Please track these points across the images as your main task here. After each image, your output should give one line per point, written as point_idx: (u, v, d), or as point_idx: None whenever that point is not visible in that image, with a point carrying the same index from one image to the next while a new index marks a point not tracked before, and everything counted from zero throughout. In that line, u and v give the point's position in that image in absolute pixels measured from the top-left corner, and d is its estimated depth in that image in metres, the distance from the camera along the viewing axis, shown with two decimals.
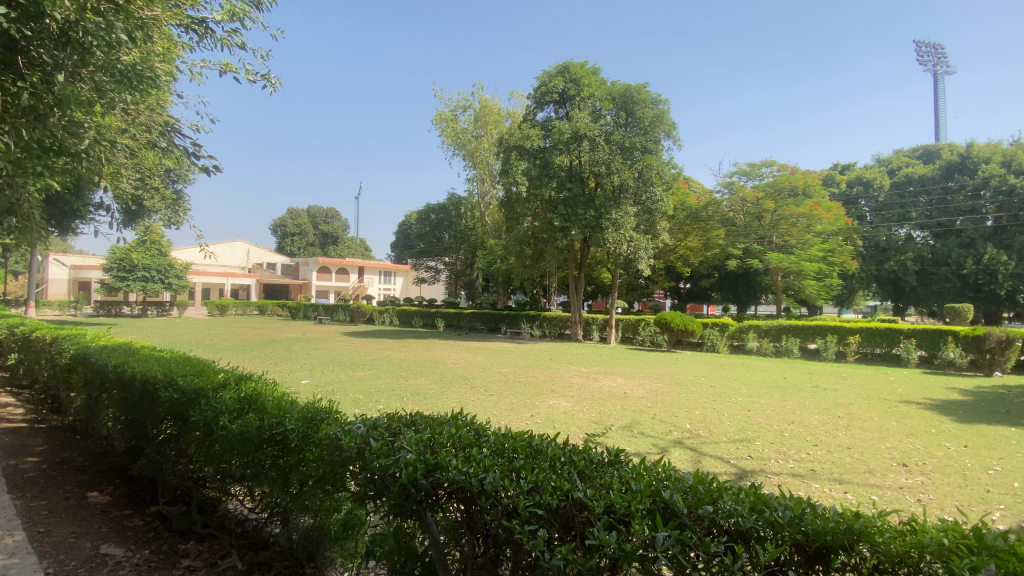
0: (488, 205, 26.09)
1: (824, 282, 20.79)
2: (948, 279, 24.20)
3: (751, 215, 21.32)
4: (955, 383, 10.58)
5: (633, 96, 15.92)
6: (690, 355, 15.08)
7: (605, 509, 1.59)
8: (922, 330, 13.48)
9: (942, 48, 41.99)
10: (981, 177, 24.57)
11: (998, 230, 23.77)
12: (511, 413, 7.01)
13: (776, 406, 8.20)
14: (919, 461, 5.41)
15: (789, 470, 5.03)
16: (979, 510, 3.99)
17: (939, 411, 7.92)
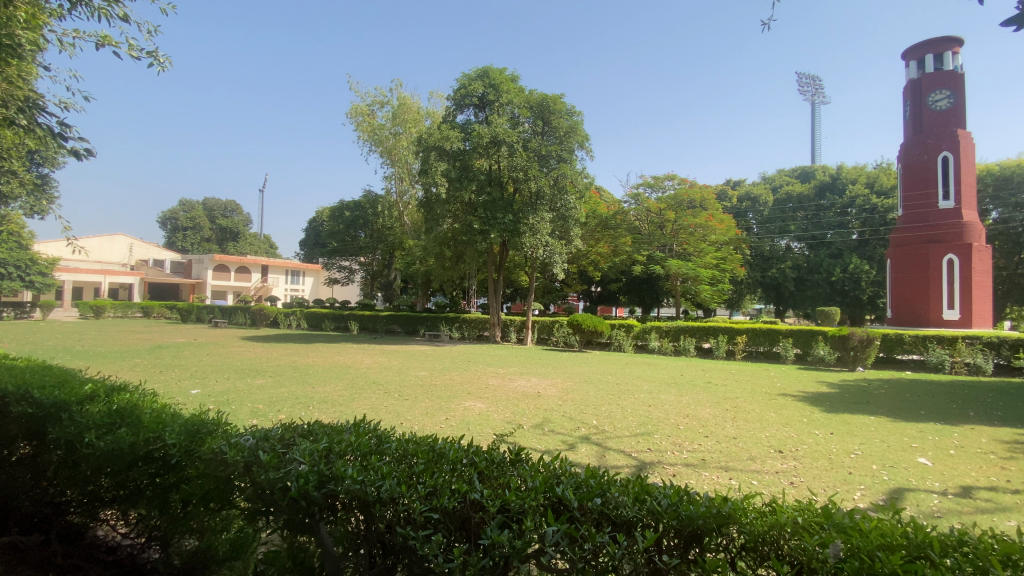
0: (406, 204, 25.54)
1: (717, 286, 22.69)
2: (819, 285, 27.49)
3: (655, 225, 22.86)
4: (822, 377, 12.04)
5: (550, 106, 16.37)
6: (601, 355, 15.80)
7: (499, 509, 1.63)
8: (799, 330, 15.18)
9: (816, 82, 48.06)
10: (849, 197, 28.37)
11: (862, 242, 27.78)
12: (424, 417, 6.91)
13: (674, 401, 8.84)
14: (792, 447, 6.10)
15: (683, 461, 5.44)
16: (836, 489, 4.58)
17: (809, 402, 8.97)
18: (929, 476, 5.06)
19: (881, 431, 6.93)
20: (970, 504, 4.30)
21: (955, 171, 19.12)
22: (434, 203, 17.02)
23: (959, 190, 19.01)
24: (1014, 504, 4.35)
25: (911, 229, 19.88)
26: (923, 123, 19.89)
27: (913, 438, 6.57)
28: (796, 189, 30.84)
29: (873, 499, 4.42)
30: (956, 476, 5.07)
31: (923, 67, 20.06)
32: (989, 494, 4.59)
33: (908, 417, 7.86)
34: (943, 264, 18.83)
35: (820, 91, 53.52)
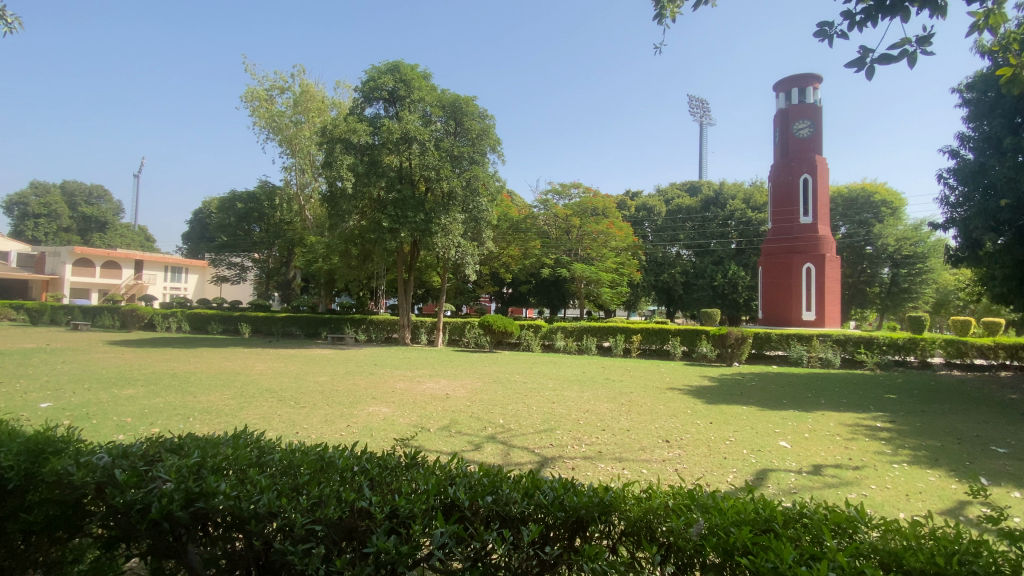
0: (308, 198, 24.06)
1: (617, 289, 24.04)
2: (704, 289, 30.14)
3: (562, 230, 23.74)
4: (706, 372, 13.28)
5: (463, 107, 16.34)
6: (509, 355, 16.07)
7: (387, 515, 1.62)
8: (686, 330, 16.62)
9: (704, 106, 53.17)
10: (729, 211, 31.52)
11: (739, 252, 30.99)
12: (323, 425, 6.56)
13: (576, 397, 9.24)
14: (678, 436, 6.66)
15: (582, 454, 5.71)
16: (714, 473, 5.08)
17: (694, 395, 9.84)
18: (788, 457, 5.78)
19: (752, 419, 7.79)
20: (819, 480, 4.98)
21: (814, 191, 22.01)
22: (339, 197, 16.03)
23: (817, 208, 21.90)
24: (852, 477, 5.11)
25: (779, 241, 22.50)
26: (790, 148, 22.66)
27: (777, 424, 7.47)
28: (686, 201, 33.70)
29: (743, 480, 4.96)
30: (809, 456, 5.85)
31: (791, 99, 22.90)
32: (833, 470, 5.35)
33: (774, 406, 8.93)
34: (803, 272, 21.62)
35: (707, 114, 58.95)
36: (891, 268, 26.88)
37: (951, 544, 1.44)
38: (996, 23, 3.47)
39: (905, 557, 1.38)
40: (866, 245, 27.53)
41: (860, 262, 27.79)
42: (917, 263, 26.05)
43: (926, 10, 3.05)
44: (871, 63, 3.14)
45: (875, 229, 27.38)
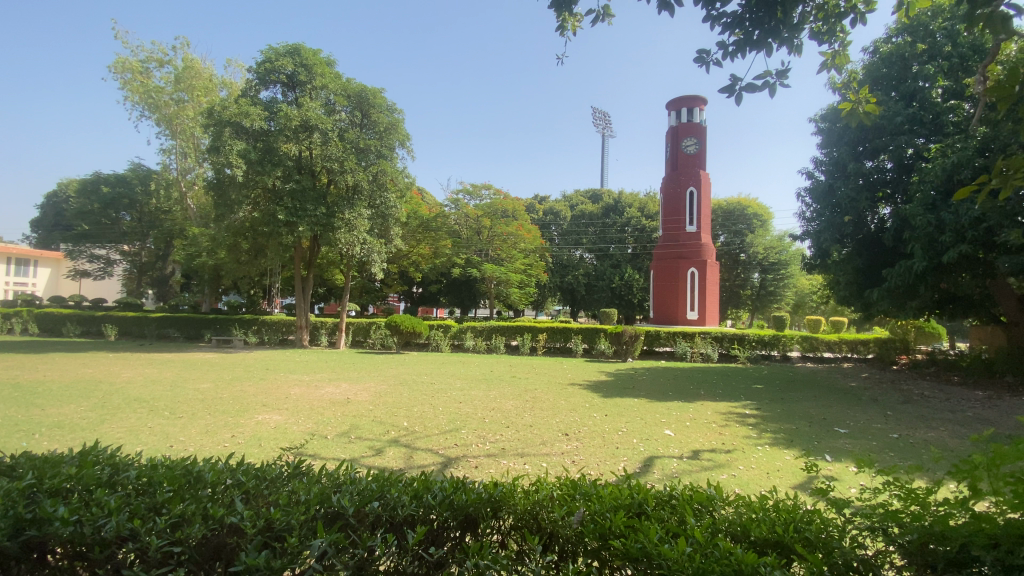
0: (191, 185, 21.69)
1: (524, 289, 24.57)
2: (604, 290, 31.89)
3: (472, 230, 23.75)
4: (604, 368, 14.06)
5: (369, 98, 15.68)
6: (416, 356, 15.76)
7: (259, 529, 1.55)
8: (587, 329, 17.53)
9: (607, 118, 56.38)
10: (627, 218, 33.66)
11: (636, 256, 33.18)
12: (205, 436, 5.96)
13: (482, 396, 9.32)
14: (577, 430, 6.97)
15: (485, 452, 5.77)
16: (608, 463, 5.39)
17: (592, 390, 10.38)
18: (672, 444, 6.31)
19: (643, 411, 8.40)
20: (697, 464, 5.50)
21: (698, 203, 24.18)
22: (228, 185, 14.55)
23: (701, 218, 24.08)
24: (724, 459, 5.71)
25: (669, 247, 24.42)
26: (679, 162, 24.65)
27: (664, 414, 8.12)
28: (590, 207, 35.40)
29: (633, 467, 5.34)
30: (690, 442, 6.44)
31: (680, 117, 24.98)
32: (710, 454, 5.93)
33: (662, 398, 9.71)
34: (689, 275, 23.68)
35: (609, 126, 62.63)
36: (760, 273, 30.43)
37: (789, 513, 1.65)
38: (840, 63, 4.08)
39: (752, 529, 1.56)
40: (741, 252, 30.89)
41: (736, 268, 31.15)
42: (781, 269, 29.75)
43: (784, 47, 3.50)
44: (740, 90, 3.54)
45: (747, 238, 30.84)
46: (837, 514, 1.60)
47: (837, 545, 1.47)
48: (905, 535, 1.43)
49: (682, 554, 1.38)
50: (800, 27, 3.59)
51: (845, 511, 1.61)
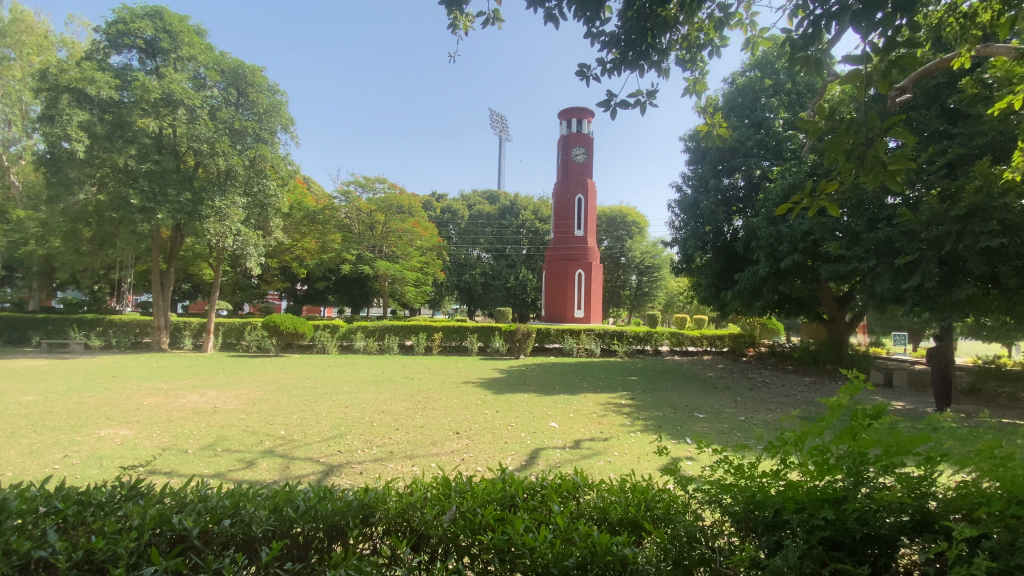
0: (13, 159, 18.03)
1: (419, 288, 24.10)
2: (499, 290, 32.43)
3: (364, 225, 22.71)
4: (496, 365, 14.28)
5: (247, 76, 14.22)
6: (299, 358, 14.69)
7: (75, 562, 1.42)
8: (480, 327, 17.71)
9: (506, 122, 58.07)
10: (521, 220, 34.58)
11: (530, 257, 34.16)
12: (26, 459, 4.99)
13: (370, 399, 8.96)
14: (467, 427, 7.01)
15: (372, 457, 5.55)
16: (495, 459, 5.49)
17: (484, 387, 10.49)
18: (556, 435, 6.61)
19: (531, 405, 8.69)
20: (578, 453, 5.83)
21: (586, 208, 25.59)
22: (66, 162, 12.30)
23: (588, 223, 25.52)
24: (602, 447, 6.12)
25: (559, 249, 25.53)
26: (569, 169, 25.90)
27: (551, 408, 8.48)
28: (485, 207, 35.82)
29: (519, 461, 5.51)
30: (572, 433, 6.80)
31: (570, 127, 26.26)
32: (589, 443, 6.32)
33: (549, 392, 10.13)
34: (576, 276, 24.98)
35: (506, 129, 63.93)
36: (638, 275, 33.12)
37: (643, 493, 1.80)
38: (700, 89, 4.58)
39: (609, 512, 1.69)
40: (621, 255, 33.35)
41: (617, 270, 33.55)
42: (656, 272, 32.66)
43: (653, 70, 3.86)
44: (614, 105, 3.82)
45: (628, 243, 33.37)
46: (683, 490, 1.78)
47: (678, 517, 1.64)
48: (732, 503, 1.63)
49: (545, 542, 1.47)
50: (667, 53, 3.97)
51: (688, 487, 1.79)
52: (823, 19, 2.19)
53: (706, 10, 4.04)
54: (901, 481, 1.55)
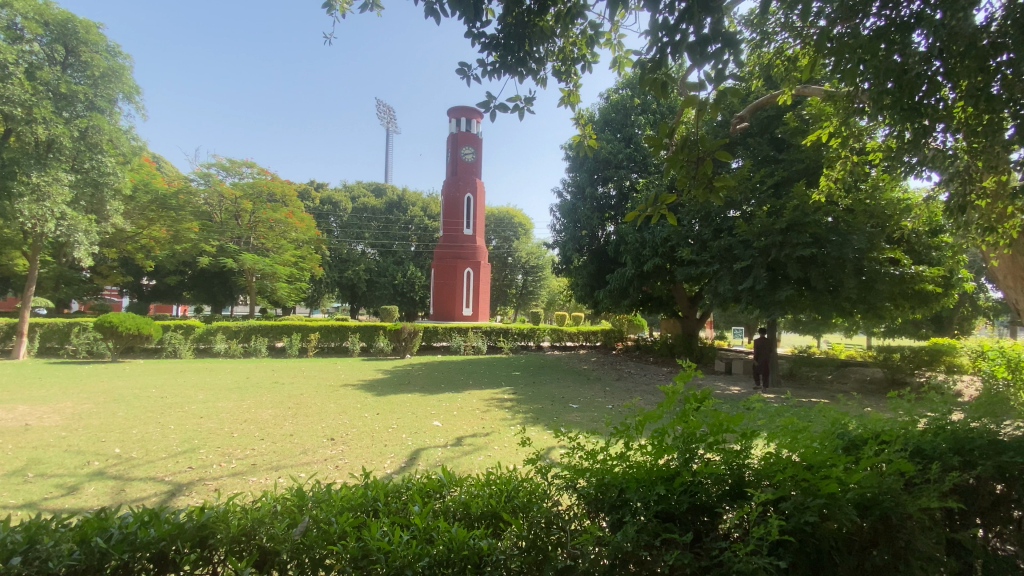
0: None
1: (293, 284, 22.29)
2: (385, 287, 31.30)
3: (228, 213, 20.40)
4: (380, 366, 13.75)
5: (79, 32, 11.92)
6: (144, 364, 12.75)
7: None
8: (363, 327, 16.95)
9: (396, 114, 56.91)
10: (409, 216, 33.71)
11: (417, 254, 33.40)
12: None
13: (232, 407, 8.06)
14: (342, 432, 6.65)
15: (229, 472, 5.00)
16: (372, 464, 5.29)
17: (365, 390, 10.04)
18: (438, 434, 6.56)
19: (413, 406, 8.51)
20: (460, 450, 5.85)
21: (474, 208, 25.75)
22: None
23: (476, 222, 25.72)
24: (482, 443, 6.20)
25: (447, 247, 25.33)
26: (458, 168, 25.86)
27: (433, 407, 8.38)
28: (371, 201, 34.39)
29: (398, 463, 5.35)
30: (454, 430, 6.79)
31: (459, 125, 26.17)
32: (470, 439, 6.38)
33: (432, 391, 10.01)
34: (464, 275, 25.05)
35: (394, 121, 61.86)
36: (523, 274, 34.19)
37: (505, 484, 1.85)
38: (574, 101, 4.86)
39: (469, 506, 1.72)
40: (508, 255, 34.20)
41: (504, 269, 34.32)
42: (540, 272, 33.99)
43: (529, 77, 3.99)
44: (493, 108, 3.89)
45: (514, 243, 34.31)
46: (542, 479, 1.87)
47: (535, 504, 1.71)
48: (584, 487, 1.75)
49: (401, 544, 1.46)
50: (543, 63, 4.14)
51: (548, 475, 1.88)
52: (669, 47, 2.44)
53: (579, 27, 4.31)
54: (721, 455, 1.78)
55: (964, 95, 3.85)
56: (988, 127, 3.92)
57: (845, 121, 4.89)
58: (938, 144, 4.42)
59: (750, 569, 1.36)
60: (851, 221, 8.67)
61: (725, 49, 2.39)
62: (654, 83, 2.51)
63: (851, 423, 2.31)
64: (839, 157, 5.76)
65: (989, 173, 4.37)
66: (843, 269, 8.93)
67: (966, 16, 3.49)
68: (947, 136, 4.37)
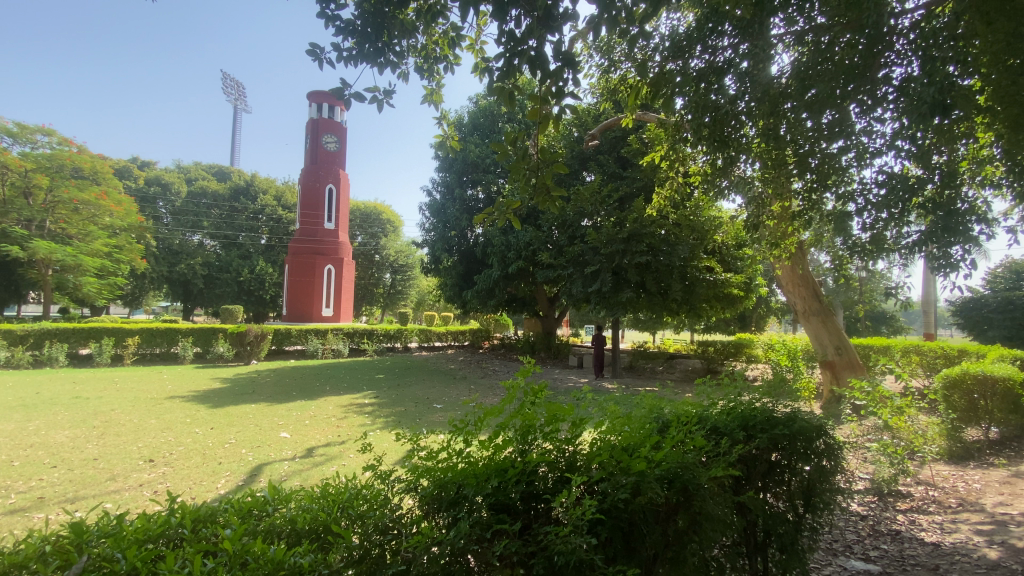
0: None
1: (105, 280, 18.44)
2: (227, 283, 27.78)
3: (13, 189, 16.50)
4: (218, 374, 12.16)
5: None
6: None
7: None
8: (198, 330, 14.85)
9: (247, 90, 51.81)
10: (259, 205, 30.58)
11: (268, 248, 30.29)
12: None
13: (11, 431, 6.46)
14: (166, 453, 5.74)
15: (4, 510, 4.01)
16: (204, 485, 4.69)
17: (198, 401, 8.78)
18: (285, 447, 6.01)
19: (257, 417, 7.68)
20: (309, 462, 5.42)
21: (336, 200, 24.22)
22: None
23: (338, 216, 24.20)
24: (336, 452, 5.84)
25: (305, 242, 23.43)
26: (319, 157, 24.09)
27: (281, 417, 7.66)
28: (212, 185, 30.43)
29: (234, 483, 4.78)
30: (304, 441, 6.29)
31: (320, 112, 24.39)
32: (323, 449, 5.96)
33: (282, 400, 9.15)
34: (324, 272, 23.44)
35: (243, 99, 55.25)
36: (390, 273, 33.10)
37: (339, 495, 1.75)
38: (437, 100, 4.82)
39: (295, 521, 1.59)
40: (374, 253, 32.86)
41: (370, 267, 32.91)
42: (407, 272, 33.21)
43: (386, 69, 3.83)
44: (349, 96, 3.69)
45: (381, 240, 33.09)
46: (381, 483, 1.81)
47: (372, 511, 1.65)
48: (423, 488, 1.73)
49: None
50: (403, 56, 4.03)
51: (388, 480, 1.83)
52: (513, 58, 2.54)
53: (440, 26, 4.28)
54: (555, 443, 1.92)
55: (760, 132, 4.65)
56: (776, 161, 4.79)
57: (673, 147, 5.61)
58: (742, 172, 5.29)
59: (569, 549, 1.48)
60: (678, 234, 9.97)
61: (565, 67, 2.60)
62: (502, 92, 2.62)
63: (666, 407, 2.64)
64: (670, 178, 6.58)
65: (775, 199, 5.36)
66: (671, 275, 10.26)
67: (764, 68, 4.23)
68: (748, 165, 5.24)
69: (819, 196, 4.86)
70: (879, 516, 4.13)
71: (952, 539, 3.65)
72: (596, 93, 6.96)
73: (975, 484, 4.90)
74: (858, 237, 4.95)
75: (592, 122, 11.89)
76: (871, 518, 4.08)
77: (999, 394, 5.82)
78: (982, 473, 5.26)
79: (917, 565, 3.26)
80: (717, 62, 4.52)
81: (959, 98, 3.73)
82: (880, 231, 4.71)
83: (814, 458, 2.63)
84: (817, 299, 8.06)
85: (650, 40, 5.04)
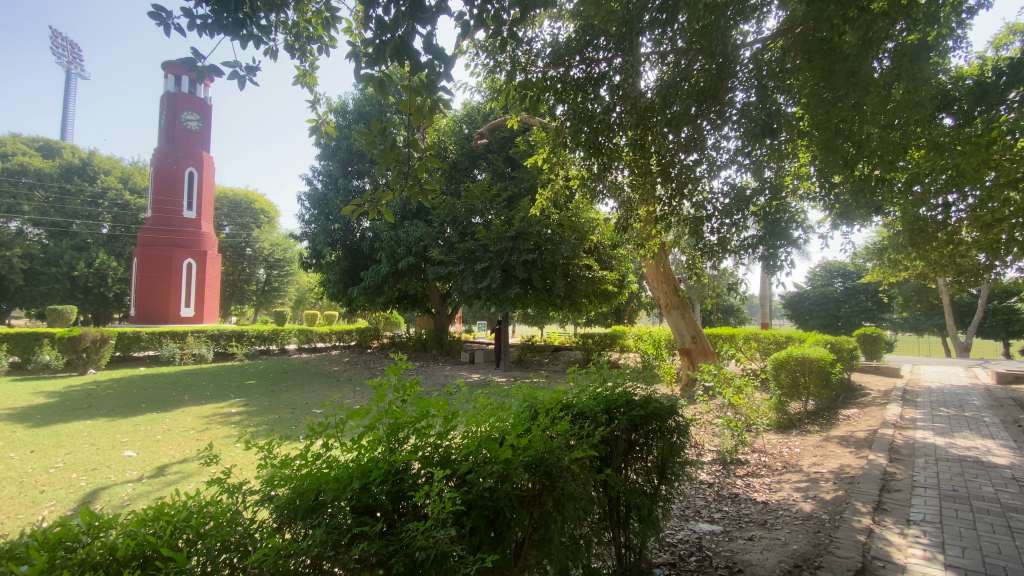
0: None
1: None
2: (56, 279, 23.39)
3: None
4: (43, 387, 10.22)
5: None
6: None
7: None
8: (16, 334, 12.50)
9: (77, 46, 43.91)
10: (99, 188, 26.32)
11: (111, 238, 25.83)
12: None
13: None
14: None
15: None
16: (26, 517, 3.96)
17: (17, 420, 7.35)
18: (129, 467, 5.24)
19: (94, 435, 6.60)
20: (159, 481, 4.80)
21: (198, 186, 21.63)
22: None
23: (201, 204, 21.70)
24: (193, 469, 5.23)
25: (158, 231, 20.63)
26: (176, 135, 21.22)
27: (125, 434, 6.65)
28: (35, 162, 25.42)
29: (60, 514, 4.07)
30: (154, 459, 5.56)
31: (179, 85, 21.57)
32: (177, 466, 5.30)
33: (127, 413, 7.98)
34: (183, 266, 20.79)
35: (78, 62, 46.63)
36: (265, 269, 30.43)
37: (181, 513, 1.56)
38: (310, 83, 4.53)
39: (116, 548, 1.37)
40: (246, 246, 30.01)
41: (240, 262, 29.91)
42: (285, 267, 30.81)
43: (247, 42, 3.44)
44: (201, 67, 3.30)
45: (254, 232, 30.29)
46: (229, 497, 1.67)
47: (216, 528, 1.51)
48: (279, 497, 1.64)
49: None
50: (269, 31, 3.70)
51: (237, 492, 1.70)
52: (379, 42, 2.50)
53: (314, 4, 4.02)
54: (426, 440, 1.91)
55: (631, 141, 5.00)
56: (644, 170, 5.23)
57: (555, 150, 5.85)
58: (614, 178, 5.69)
59: (430, 543, 1.50)
60: (562, 233, 10.57)
61: (437, 61, 2.62)
62: (373, 78, 2.58)
63: (537, 395, 2.74)
64: (551, 179, 6.85)
65: (641, 204, 5.86)
66: (555, 271, 10.77)
67: (633, 83, 4.67)
68: (620, 171, 5.63)
69: (679, 205, 5.39)
70: (723, 482, 4.72)
71: (777, 496, 4.32)
72: (482, 93, 7.05)
73: (796, 449, 5.84)
74: (707, 240, 5.60)
75: (481, 121, 12.20)
76: (716, 484, 4.67)
77: (813, 371, 6.98)
78: (800, 439, 6.30)
79: (750, 522, 3.81)
80: (594, 73, 4.84)
81: (784, 122, 4.41)
82: (725, 234, 5.38)
83: (666, 435, 2.93)
84: (677, 295, 9.03)
85: (533, 46, 5.23)
